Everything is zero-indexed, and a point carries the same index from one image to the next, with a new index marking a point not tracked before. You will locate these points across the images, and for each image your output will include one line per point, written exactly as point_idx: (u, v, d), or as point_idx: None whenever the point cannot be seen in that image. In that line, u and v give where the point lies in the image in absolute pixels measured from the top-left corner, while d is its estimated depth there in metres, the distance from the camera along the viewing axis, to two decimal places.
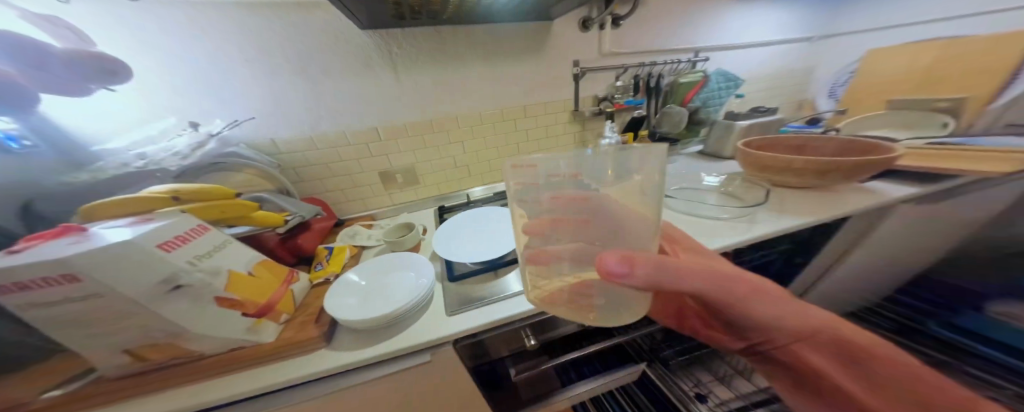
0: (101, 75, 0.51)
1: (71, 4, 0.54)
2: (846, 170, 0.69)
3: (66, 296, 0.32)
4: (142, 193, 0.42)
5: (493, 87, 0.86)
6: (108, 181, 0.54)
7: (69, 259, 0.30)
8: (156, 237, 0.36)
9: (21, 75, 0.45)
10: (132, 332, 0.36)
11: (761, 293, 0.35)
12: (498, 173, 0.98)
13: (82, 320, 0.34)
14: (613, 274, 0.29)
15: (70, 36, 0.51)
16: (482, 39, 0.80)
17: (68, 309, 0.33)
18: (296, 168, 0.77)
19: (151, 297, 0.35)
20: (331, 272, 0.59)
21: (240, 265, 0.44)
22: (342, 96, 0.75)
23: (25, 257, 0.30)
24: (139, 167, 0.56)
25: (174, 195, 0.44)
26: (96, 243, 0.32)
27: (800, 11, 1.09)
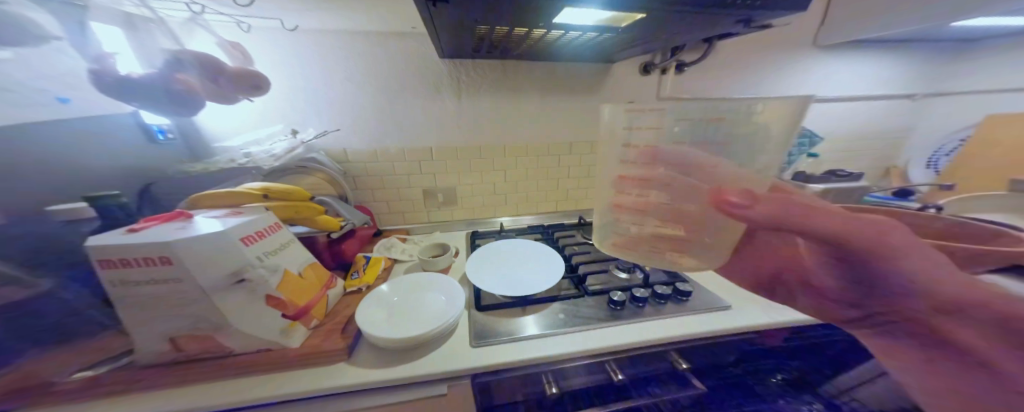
0: (248, 89, 0.62)
1: (249, 33, 0.69)
2: (960, 260, 0.56)
3: (154, 276, 0.37)
4: (239, 189, 0.50)
5: (544, 121, 0.89)
6: (214, 174, 0.65)
7: (168, 244, 0.36)
8: (240, 232, 0.42)
9: (202, 82, 0.55)
10: (188, 317, 0.40)
11: (919, 250, 0.27)
12: (534, 205, 0.99)
13: (157, 299, 0.39)
14: (730, 204, 0.28)
15: (236, 55, 0.64)
16: (542, 76, 0.84)
17: (150, 288, 0.38)
18: (355, 177, 0.86)
19: (218, 285, 0.39)
20: (364, 282, 0.62)
21: (293, 265, 0.49)
22: (410, 116, 0.83)
23: (139, 238, 0.37)
24: (241, 163, 0.67)
25: (265, 193, 0.51)
26: (191, 232, 0.38)
27: (901, 68, 0.97)
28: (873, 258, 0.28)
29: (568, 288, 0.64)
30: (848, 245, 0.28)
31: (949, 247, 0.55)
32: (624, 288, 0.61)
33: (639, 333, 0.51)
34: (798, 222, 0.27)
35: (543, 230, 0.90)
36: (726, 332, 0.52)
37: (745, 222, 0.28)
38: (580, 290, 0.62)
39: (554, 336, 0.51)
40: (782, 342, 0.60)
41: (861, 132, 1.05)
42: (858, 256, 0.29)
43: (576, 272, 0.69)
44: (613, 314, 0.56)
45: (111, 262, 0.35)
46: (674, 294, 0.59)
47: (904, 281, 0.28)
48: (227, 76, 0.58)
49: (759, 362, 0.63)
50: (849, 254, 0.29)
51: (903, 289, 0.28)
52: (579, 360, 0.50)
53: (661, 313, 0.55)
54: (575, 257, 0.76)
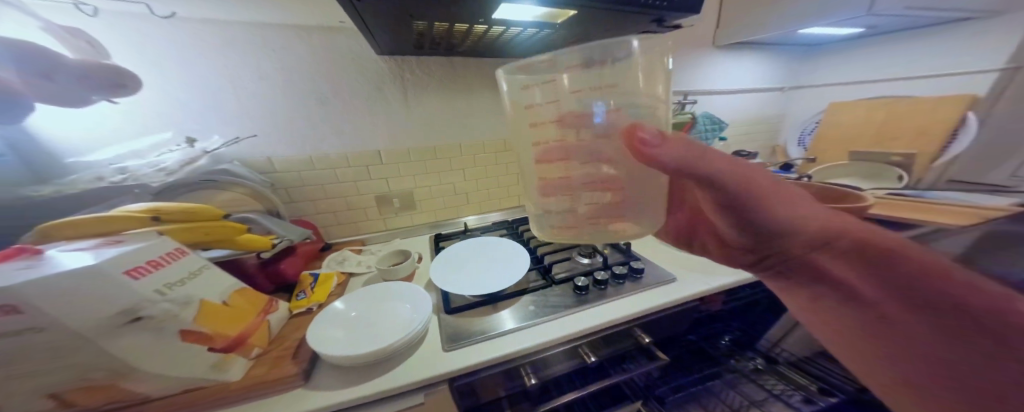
0: (109, 88, 0.50)
1: (97, 17, 0.54)
2: None
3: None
4: (114, 212, 0.38)
5: (496, 120, 0.89)
6: (78, 197, 0.49)
7: (13, 286, 0.26)
8: (125, 262, 0.32)
9: (23, 84, 0.41)
10: (67, 372, 0.31)
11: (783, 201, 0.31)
12: (495, 202, 0.98)
13: (5, 356, 0.28)
14: (643, 144, 0.25)
15: (84, 47, 0.49)
16: (489, 73, 0.83)
17: None
18: (288, 188, 0.74)
19: (104, 330, 0.30)
20: (314, 301, 0.54)
21: (214, 293, 0.40)
22: (350, 116, 0.75)
23: None
24: (115, 182, 0.51)
25: (155, 214, 0.40)
26: (46, 271, 0.28)
27: (775, 67, 1.22)
28: (751, 216, 0.33)
29: (536, 280, 0.65)
30: (733, 204, 0.32)
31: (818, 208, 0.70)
32: (587, 273, 0.65)
33: (607, 311, 0.55)
34: (697, 168, 0.28)
35: (508, 225, 0.90)
36: (676, 296, 0.59)
37: (654, 162, 0.26)
38: (548, 279, 0.63)
39: (527, 328, 0.51)
40: (723, 305, 0.69)
41: (754, 118, 1.29)
42: (742, 214, 0.33)
43: (543, 263, 0.70)
44: (579, 299, 0.58)
45: None
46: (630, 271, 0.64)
47: (779, 227, 0.32)
48: (68, 72, 0.44)
49: (705, 323, 0.72)
50: (738, 215, 0.34)
51: (778, 233, 0.33)
52: (555, 348, 0.52)
53: (621, 293, 0.60)
54: (541, 248, 0.78)
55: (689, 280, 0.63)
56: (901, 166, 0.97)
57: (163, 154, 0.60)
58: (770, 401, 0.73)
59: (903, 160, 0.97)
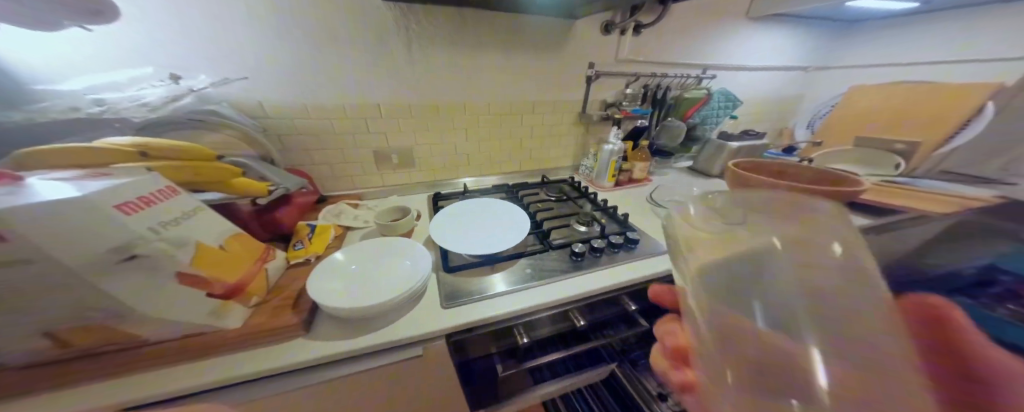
0: (82, 15, 0.44)
1: None
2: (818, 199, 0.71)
3: None
4: (94, 144, 0.36)
5: (503, 81, 0.83)
6: (44, 127, 0.43)
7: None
8: (115, 196, 0.31)
9: None
10: (55, 311, 0.30)
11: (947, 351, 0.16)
12: (495, 167, 0.96)
13: None
14: None
15: None
16: (499, 27, 0.76)
17: None
18: (281, 136, 0.71)
19: (99, 267, 0.29)
20: (312, 253, 0.53)
21: (209, 237, 0.39)
22: (348, 64, 0.69)
23: None
24: (91, 113, 0.46)
25: (142, 149, 0.39)
26: (30, 198, 0.27)
27: (804, 44, 1.14)
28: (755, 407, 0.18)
29: (534, 245, 0.65)
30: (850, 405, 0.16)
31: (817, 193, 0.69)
32: (584, 241, 0.65)
33: (602, 279, 0.57)
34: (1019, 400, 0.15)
35: (508, 190, 0.89)
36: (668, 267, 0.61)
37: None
38: (545, 245, 0.64)
39: (523, 291, 0.53)
40: None
41: (769, 99, 1.24)
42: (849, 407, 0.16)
43: (541, 228, 0.70)
44: (575, 265, 0.59)
45: None
46: (626, 241, 0.65)
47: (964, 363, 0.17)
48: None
49: None
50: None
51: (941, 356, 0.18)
52: (549, 311, 0.54)
53: (615, 261, 0.61)
54: (540, 214, 0.77)
55: None
56: None
57: (144, 89, 0.55)
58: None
59: None
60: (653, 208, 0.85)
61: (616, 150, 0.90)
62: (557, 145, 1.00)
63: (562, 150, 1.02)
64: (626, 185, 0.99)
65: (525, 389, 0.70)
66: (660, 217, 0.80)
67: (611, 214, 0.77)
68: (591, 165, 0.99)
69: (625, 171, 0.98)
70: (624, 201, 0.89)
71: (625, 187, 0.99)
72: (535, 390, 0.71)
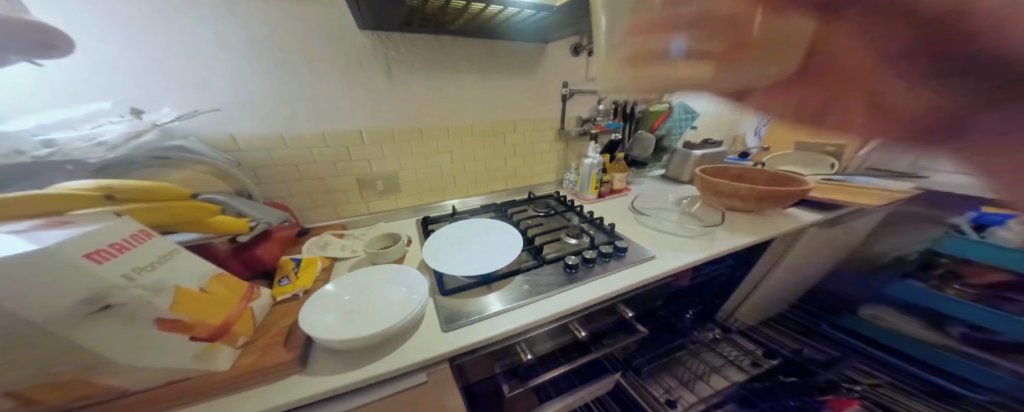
0: (31, 48, 0.41)
1: None
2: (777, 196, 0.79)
3: None
4: (52, 189, 0.33)
5: (485, 105, 0.87)
6: None
7: None
8: (84, 244, 0.29)
9: None
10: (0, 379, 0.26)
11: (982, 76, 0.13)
12: (482, 186, 0.97)
13: None
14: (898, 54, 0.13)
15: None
16: (477, 53, 0.81)
17: None
18: (257, 168, 0.68)
19: (67, 319, 0.27)
20: (300, 288, 0.50)
21: (190, 280, 0.37)
22: (329, 95, 0.70)
23: None
24: (39, 156, 0.40)
25: (108, 192, 0.35)
26: None
27: None
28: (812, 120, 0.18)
29: (528, 260, 0.66)
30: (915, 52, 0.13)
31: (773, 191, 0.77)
32: (577, 252, 0.67)
33: (597, 288, 0.58)
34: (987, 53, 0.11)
35: (496, 208, 0.90)
36: (656, 271, 0.64)
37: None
38: (539, 259, 0.65)
39: (525, 306, 0.53)
40: (689, 281, 0.75)
41: None
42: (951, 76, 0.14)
43: (533, 243, 0.72)
44: (570, 276, 0.61)
45: None
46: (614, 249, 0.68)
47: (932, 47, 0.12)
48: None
49: (678, 301, 0.79)
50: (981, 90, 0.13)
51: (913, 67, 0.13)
52: (550, 324, 0.54)
53: (608, 270, 0.63)
54: (529, 230, 0.79)
55: (666, 257, 0.69)
56: None
57: (102, 125, 0.50)
58: (725, 366, 0.90)
59: None
60: (636, 215, 0.90)
61: (596, 163, 0.96)
62: (540, 161, 1.04)
63: (544, 166, 1.06)
64: (608, 195, 1.04)
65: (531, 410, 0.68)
66: (643, 223, 0.85)
67: (598, 224, 0.81)
68: (574, 178, 1.04)
69: (606, 183, 1.03)
70: (607, 211, 0.94)
71: (607, 197, 1.04)
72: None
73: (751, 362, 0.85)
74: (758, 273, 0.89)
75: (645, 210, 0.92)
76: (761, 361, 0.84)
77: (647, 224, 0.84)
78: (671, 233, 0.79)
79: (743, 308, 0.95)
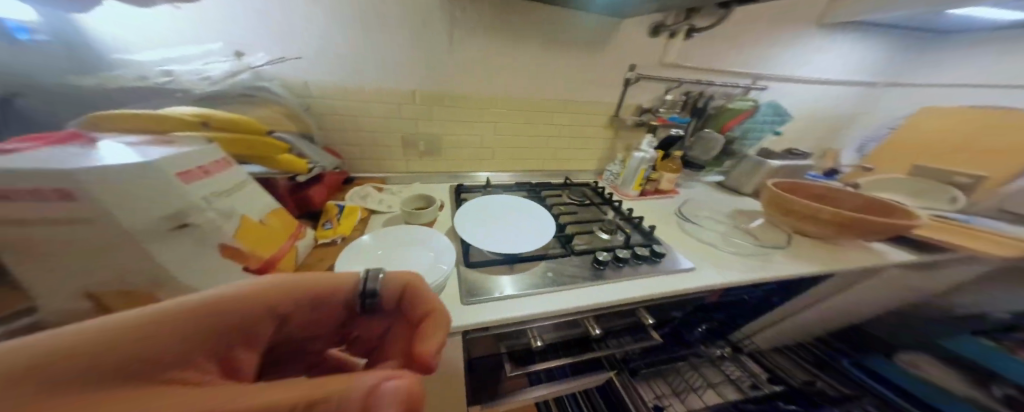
0: None
1: None
2: (867, 228, 0.65)
3: (49, 215, 0.26)
4: (166, 112, 0.38)
5: (537, 81, 0.82)
6: (125, 91, 0.48)
7: (74, 172, 0.26)
8: (177, 165, 0.34)
9: None
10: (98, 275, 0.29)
11: None
12: (519, 163, 0.95)
13: (31, 249, 0.26)
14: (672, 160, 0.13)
15: None
16: (541, 22, 0.74)
17: (36, 232, 0.26)
18: (321, 117, 0.71)
19: (154, 231, 0.30)
20: (339, 233, 0.53)
21: (252, 212, 0.41)
22: (390, 52, 0.69)
23: (23, 160, 0.26)
24: (159, 83, 0.50)
25: (206, 121, 0.41)
26: (102, 160, 0.29)
27: (870, 56, 1.03)
28: None
29: (555, 247, 0.64)
30: None
31: (856, 217, 0.65)
32: (607, 249, 0.63)
33: (622, 290, 0.55)
34: None
35: (530, 188, 0.87)
36: (692, 286, 0.58)
37: None
38: (567, 248, 0.62)
39: (545, 294, 0.51)
40: (720, 298, 0.67)
41: (819, 114, 1.14)
42: None
43: (563, 231, 0.69)
44: (596, 273, 0.58)
45: None
46: (650, 254, 0.63)
47: None
48: None
49: (703, 314, 0.73)
50: None
51: None
52: (564, 317, 0.52)
53: (638, 273, 0.59)
54: (563, 217, 0.75)
55: (707, 271, 0.62)
56: (963, 188, 0.84)
57: (210, 63, 0.58)
58: (724, 384, 0.84)
59: (969, 182, 0.83)
60: (682, 220, 0.81)
61: (647, 158, 0.87)
62: (584, 146, 0.97)
63: (589, 152, 0.99)
64: (649, 193, 0.96)
65: (520, 389, 0.67)
66: (689, 232, 0.76)
67: (636, 224, 0.75)
68: (617, 171, 0.97)
69: (652, 181, 0.94)
70: (649, 212, 0.86)
71: (649, 196, 0.96)
72: (528, 392, 0.66)
73: (751, 384, 0.83)
74: (791, 308, 0.80)
75: (694, 219, 0.82)
76: (761, 384, 0.82)
77: (693, 234, 0.75)
78: (716, 246, 0.71)
79: (764, 333, 0.87)
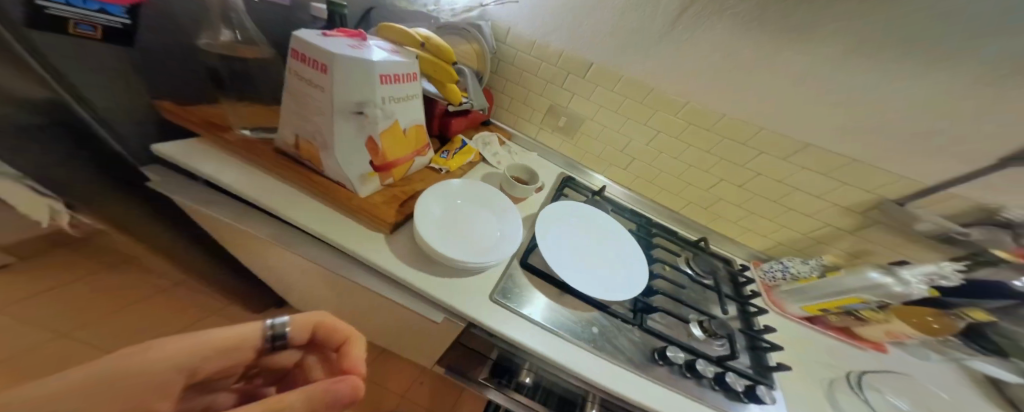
0: None
1: None
2: None
3: (310, 79, 0.36)
4: (413, 31, 0.51)
5: (767, 106, 0.57)
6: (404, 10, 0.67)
7: (333, 56, 0.33)
8: (385, 67, 0.38)
9: None
10: (306, 124, 0.40)
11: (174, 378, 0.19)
12: (655, 188, 0.76)
13: (296, 92, 0.38)
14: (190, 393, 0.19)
15: None
16: (869, 26, 0.43)
17: (303, 85, 0.37)
18: (501, 62, 0.73)
19: (342, 110, 0.37)
20: (447, 166, 0.59)
21: (405, 119, 0.45)
22: (607, 21, 0.59)
23: (321, 39, 0.36)
24: (427, 10, 0.66)
25: (425, 42, 0.52)
26: (344, 51, 0.34)
27: None
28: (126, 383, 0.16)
29: (623, 305, 0.50)
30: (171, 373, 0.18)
31: None
32: (684, 343, 0.46)
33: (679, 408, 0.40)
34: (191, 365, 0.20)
35: (643, 221, 0.69)
36: None
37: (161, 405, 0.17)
38: (635, 315, 0.48)
39: (571, 343, 0.41)
40: None
41: None
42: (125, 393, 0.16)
43: (647, 297, 0.52)
44: (650, 365, 0.43)
45: (295, 52, 0.35)
46: (740, 390, 0.43)
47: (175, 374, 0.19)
48: None
49: None
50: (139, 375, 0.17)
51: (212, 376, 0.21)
52: (583, 387, 0.41)
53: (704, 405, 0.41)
54: (659, 279, 0.56)
55: None
56: None
57: None
58: None
59: None
60: (838, 389, 0.52)
61: (885, 287, 0.53)
62: (764, 214, 0.69)
63: (760, 223, 0.71)
64: (824, 325, 0.64)
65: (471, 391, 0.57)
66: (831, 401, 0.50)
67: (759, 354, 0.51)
68: (796, 272, 0.65)
69: (851, 315, 0.60)
70: (796, 347, 0.58)
71: (817, 328, 0.64)
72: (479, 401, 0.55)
73: None
74: None
75: (864, 394, 0.50)
76: None
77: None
78: None
79: None
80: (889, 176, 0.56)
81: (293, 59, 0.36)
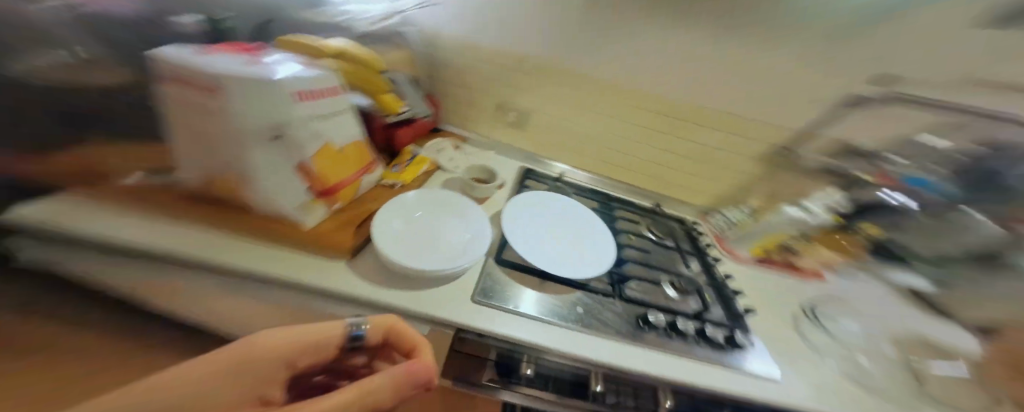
0: None
1: None
2: None
3: (200, 104, 0.31)
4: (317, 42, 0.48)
5: (697, 81, 0.65)
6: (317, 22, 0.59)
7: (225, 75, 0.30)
8: (295, 83, 0.36)
9: None
10: (214, 156, 0.34)
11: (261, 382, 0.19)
12: (608, 167, 0.80)
13: (186, 122, 0.32)
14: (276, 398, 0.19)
15: None
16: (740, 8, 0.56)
17: (193, 112, 0.32)
18: (436, 67, 0.71)
19: (256, 136, 0.33)
20: (401, 180, 0.56)
21: (336, 138, 0.44)
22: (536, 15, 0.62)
23: (202, 58, 0.31)
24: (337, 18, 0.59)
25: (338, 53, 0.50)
26: (234, 68, 0.31)
27: None
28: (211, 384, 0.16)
29: (602, 280, 0.52)
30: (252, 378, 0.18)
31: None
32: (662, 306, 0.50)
33: (676, 368, 0.42)
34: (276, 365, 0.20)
35: (603, 199, 0.73)
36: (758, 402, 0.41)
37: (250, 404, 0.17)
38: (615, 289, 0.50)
39: (564, 329, 0.42)
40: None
41: None
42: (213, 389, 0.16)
43: (620, 268, 0.56)
44: (638, 332, 0.45)
45: (166, 75, 0.30)
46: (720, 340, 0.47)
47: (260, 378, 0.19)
48: None
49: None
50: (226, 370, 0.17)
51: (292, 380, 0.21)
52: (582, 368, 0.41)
53: (692, 356, 0.44)
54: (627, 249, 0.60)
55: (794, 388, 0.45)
56: None
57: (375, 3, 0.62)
58: None
59: None
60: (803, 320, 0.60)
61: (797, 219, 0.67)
62: (701, 174, 0.78)
63: (701, 182, 0.79)
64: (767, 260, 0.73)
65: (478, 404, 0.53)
66: (799, 333, 0.57)
67: (725, 298, 0.57)
68: (734, 218, 0.75)
69: (781, 246, 0.71)
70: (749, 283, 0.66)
71: (769, 266, 0.72)
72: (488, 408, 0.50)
73: None
74: None
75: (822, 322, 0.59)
76: None
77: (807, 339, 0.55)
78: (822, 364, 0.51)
79: None
80: (784, 123, 0.68)
81: (165, 84, 0.30)
